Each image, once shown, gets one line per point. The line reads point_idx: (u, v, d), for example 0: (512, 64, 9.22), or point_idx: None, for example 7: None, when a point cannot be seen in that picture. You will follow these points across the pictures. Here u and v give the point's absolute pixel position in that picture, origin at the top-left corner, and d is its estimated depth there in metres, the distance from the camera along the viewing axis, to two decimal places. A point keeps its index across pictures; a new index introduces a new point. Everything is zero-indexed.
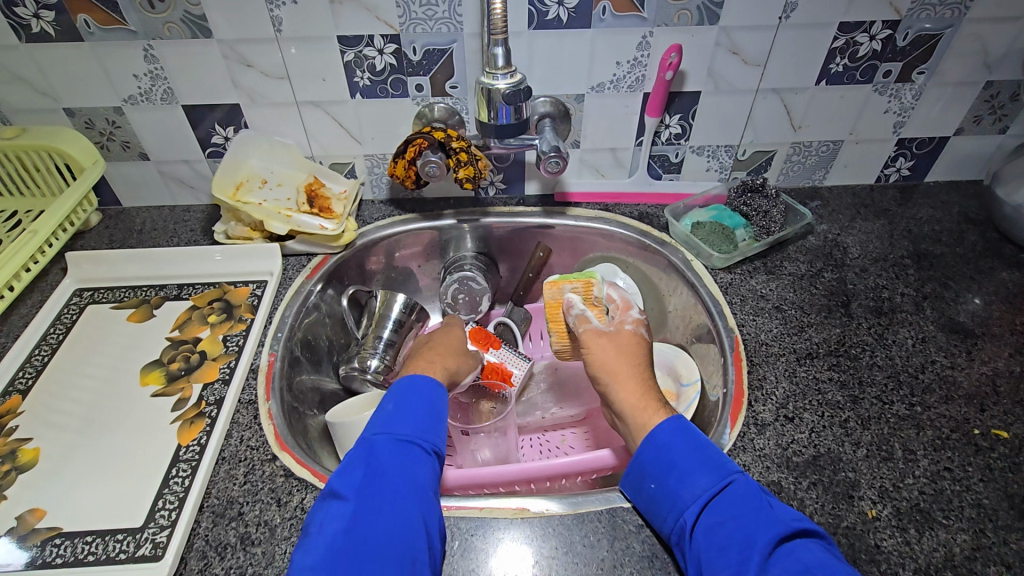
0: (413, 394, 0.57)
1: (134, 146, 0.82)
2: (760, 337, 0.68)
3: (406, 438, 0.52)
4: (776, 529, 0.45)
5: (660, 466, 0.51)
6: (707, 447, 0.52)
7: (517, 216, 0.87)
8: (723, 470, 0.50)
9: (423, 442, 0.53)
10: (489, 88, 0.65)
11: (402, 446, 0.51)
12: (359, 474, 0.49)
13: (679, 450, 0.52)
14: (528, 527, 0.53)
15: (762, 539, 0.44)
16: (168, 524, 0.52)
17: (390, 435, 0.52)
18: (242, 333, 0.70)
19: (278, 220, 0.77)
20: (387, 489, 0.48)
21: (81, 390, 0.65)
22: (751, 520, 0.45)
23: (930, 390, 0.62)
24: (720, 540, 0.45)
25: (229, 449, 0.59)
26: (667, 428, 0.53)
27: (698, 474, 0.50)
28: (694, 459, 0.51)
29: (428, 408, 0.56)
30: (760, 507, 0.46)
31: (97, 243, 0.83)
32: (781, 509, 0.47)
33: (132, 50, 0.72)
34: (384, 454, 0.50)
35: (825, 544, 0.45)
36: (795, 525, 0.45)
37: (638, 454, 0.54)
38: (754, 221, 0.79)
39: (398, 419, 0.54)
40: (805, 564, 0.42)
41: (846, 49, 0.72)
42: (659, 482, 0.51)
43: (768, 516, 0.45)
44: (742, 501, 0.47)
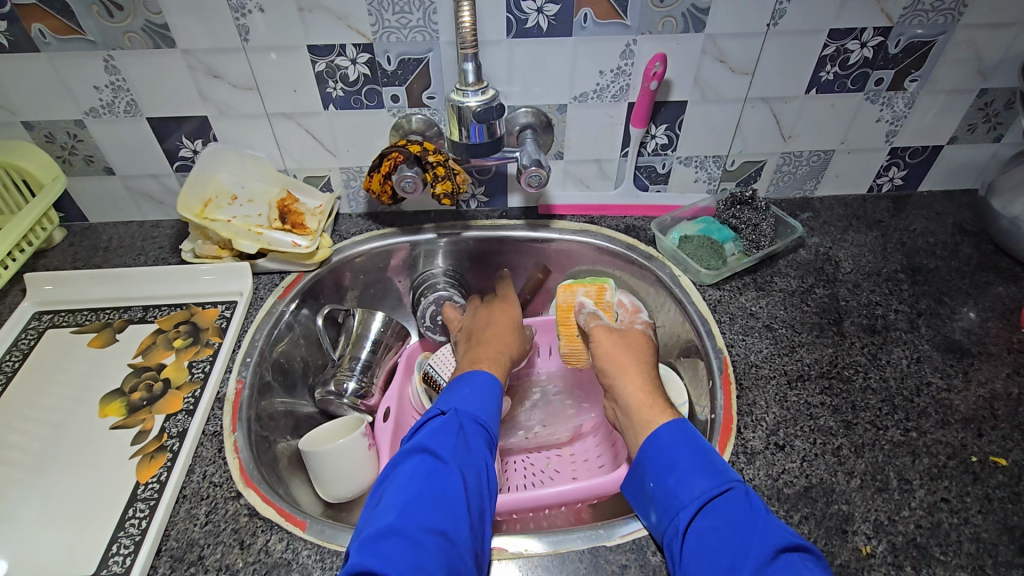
0: (478, 382, 0.60)
1: (98, 160, 0.79)
2: (750, 358, 0.66)
3: (480, 421, 0.56)
4: (772, 540, 0.44)
5: (660, 462, 0.52)
6: (708, 452, 0.52)
7: (499, 230, 0.84)
8: (722, 475, 0.49)
9: (490, 426, 0.57)
10: (459, 106, 0.62)
11: (476, 427, 0.55)
12: (450, 444, 0.52)
13: (687, 447, 0.52)
14: (506, 568, 0.50)
15: (755, 550, 0.43)
16: (122, 571, 0.49)
17: (470, 417, 0.56)
18: (209, 358, 0.67)
19: (248, 238, 0.73)
20: (469, 463, 0.51)
21: (37, 421, 0.62)
22: (745, 530, 0.45)
23: (926, 413, 0.59)
24: (713, 543, 0.45)
25: (191, 486, 0.55)
26: (671, 430, 0.54)
27: (696, 477, 0.49)
28: (694, 460, 0.51)
29: (494, 395, 0.60)
30: (757, 515, 0.46)
31: (60, 261, 0.80)
32: (778, 522, 0.46)
33: (91, 61, 0.68)
34: (466, 431, 0.54)
35: (819, 562, 0.44)
36: (791, 539, 0.44)
37: (642, 451, 0.54)
38: (743, 235, 0.76)
39: (472, 403, 0.58)
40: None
41: (836, 57, 0.70)
42: (656, 481, 0.52)
43: (765, 526, 0.45)
44: (737, 509, 0.46)
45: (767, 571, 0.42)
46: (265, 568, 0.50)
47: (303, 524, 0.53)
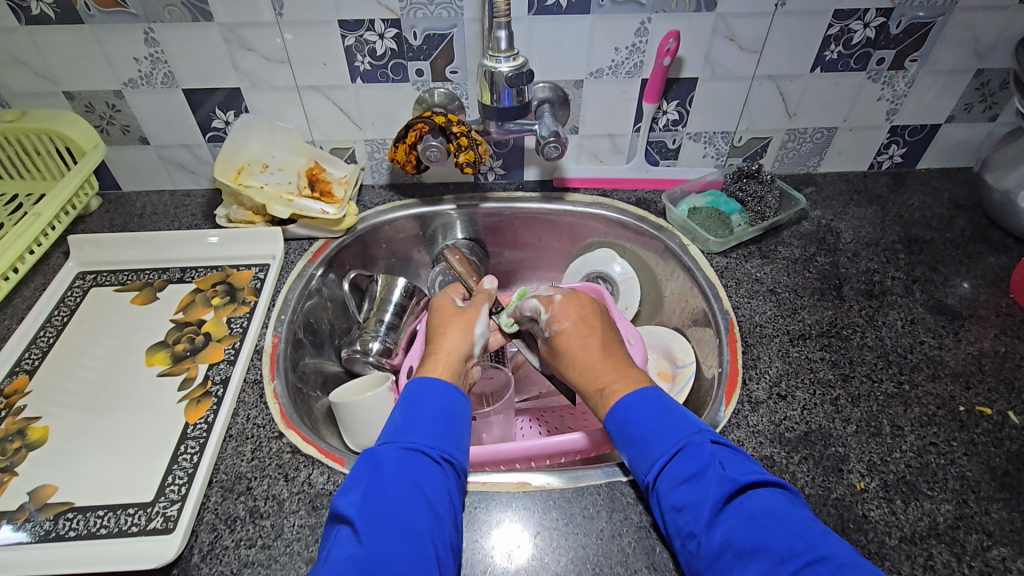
0: (422, 402, 0.53)
1: (134, 130, 0.82)
2: (754, 318, 0.70)
3: (413, 448, 0.49)
4: (727, 487, 0.45)
5: (622, 433, 0.52)
6: (669, 410, 0.52)
7: (515, 202, 0.88)
8: (679, 433, 0.50)
9: (431, 450, 0.49)
10: (492, 71, 0.66)
11: (409, 457, 0.48)
12: (360, 497, 0.45)
13: (644, 412, 0.52)
14: (529, 500, 0.55)
15: (712, 497, 0.45)
16: (178, 498, 0.54)
17: (403, 445, 0.49)
18: (246, 315, 0.72)
19: (280, 204, 0.77)
20: (388, 511, 0.44)
21: (86, 370, 0.66)
22: (701, 480, 0.46)
23: (918, 368, 0.64)
24: (677, 501, 0.47)
25: (237, 426, 0.60)
26: (630, 398, 0.53)
27: (653, 442, 0.50)
28: (652, 425, 0.51)
29: (439, 412, 0.53)
30: (710, 466, 0.47)
31: (99, 227, 0.84)
32: (735, 464, 0.47)
33: (133, 33, 0.72)
34: (391, 468, 0.47)
35: (782, 490, 0.46)
36: (745, 479, 0.46)
37: (605, 421, 0.54)
38: (749, 206, 0.80)
39: (408, 429, 0.50)
40: (753, 513, 0.43)
41: (840, 37, 0.74)
42: (625, 450, 0.52)
43: (719, 476, 0.46)
44: (694, 461, 0.48)
45: (722, 522, 0.44)
46: (309, 497, 0.54)
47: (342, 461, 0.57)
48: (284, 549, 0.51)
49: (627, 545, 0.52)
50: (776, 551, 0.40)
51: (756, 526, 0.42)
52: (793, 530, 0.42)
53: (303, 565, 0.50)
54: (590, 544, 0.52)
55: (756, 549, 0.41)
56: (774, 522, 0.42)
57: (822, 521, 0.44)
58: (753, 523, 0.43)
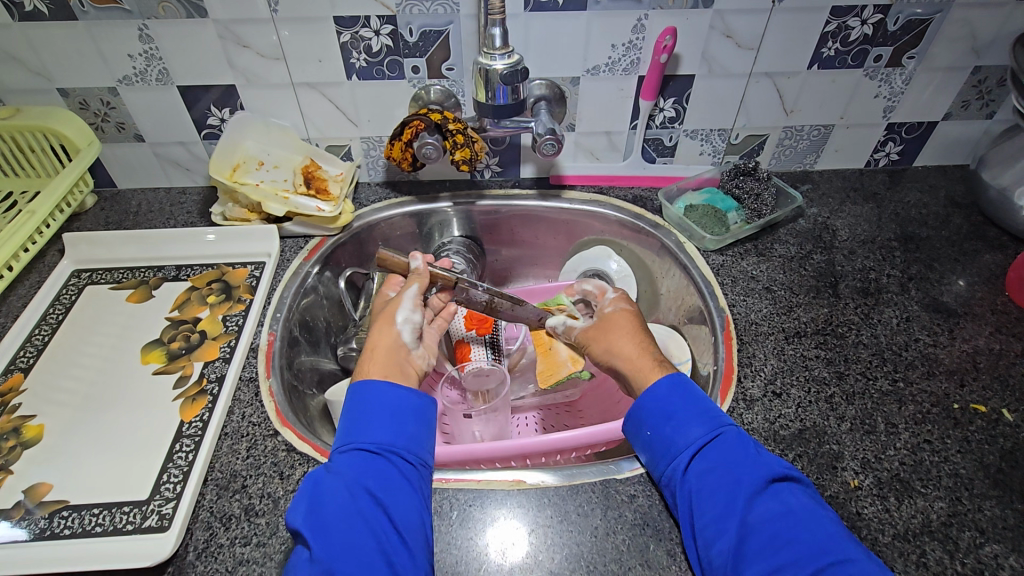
0: (361, 400, 0.53)
1: (129, 127, 0.82)
2: (750, 316, 0.70)
3: (356, 450, 0.49)
4: (765, 473, 0.48)
5: (660, 412, 0.53)
6: (704, 398, 0.54)
7: (512, 199, 0.88)
8: (716, 419, 0.52)
9: (371, 448, 0.49)
10: (487, 68, 0.65)
11: (350, 461, 0.49)
12: (306, 509, 0.46)
13: (682, 397, 0.53)
14: (525, 498, 0.55)
15: (751, 482, 0.47)
16: (173, 496, 0.54)
17: (345, 449, 0.50)
18: (241, 313, 0.71)
19: (276, 202, 0.77)
20: (332, 520, 0.45)
21: (81, 368, 0.66)
22: (741, 466, 0.48)
23: (913, 366, 0.64)
24: (712, 483, 0.48)
25: (232, 425, 0.60)
26: (668, 381, 0.55)
27: (690, 424, 0.51)
28: (690, 408, 0.52)
29: (380, 407, 0.52)
30: (750, 454, 0.49)
31: (94, 225, 0.84)
32: (768, 456, 0.50)
33: (127, 30, 0.71)
34: (332, 475, 0.47)
35: (804, 487, 0.49)
36: (781, 471, 0.48)
37: (637, 401, 0.55)
38: (746, 204, 0.80)
39: (349, 433, 0.51)
40: (790, 505, 0.46)
41: (837, 33, 0.73)
42: (654, 429, 0.53)
43: (757, 462, 0.48)
44: (732, 447, 0.49)
45: (757, 506, 0.46)
46: None
47: None
48: (278, 547, 0.51)
49: (621, 542, 0.52)
50: (816, 541, 0.43)
51: (794, 516, 0.45)
52: (827, 524, 0.45)
53: None
54: (584, 542, 0.52)
55: (792, 538, 0.44)
56: (809, 515, 0.45)
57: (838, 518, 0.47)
58: (789, 513, 0.45)
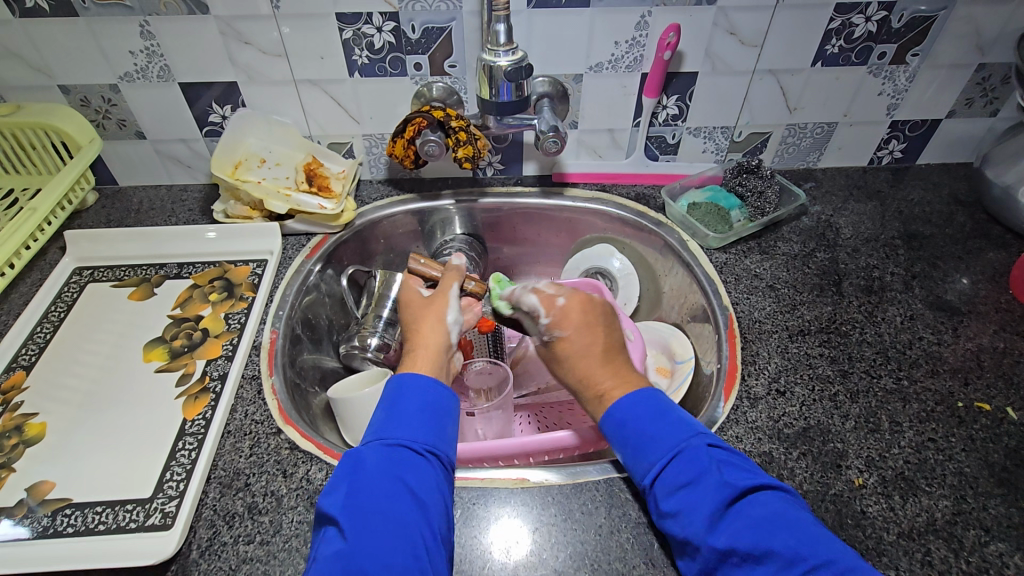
0: (404, 396, 0.52)
1: (130, 124, 0.82)
2: (754, 314, 0.70)
3: (397, 444, 0.49)
4: (725, 492, 0.46)
5: (621, 437, 0.52)
6: (666, 413, 0.52)
7: (514, 197, 0.88)
8: (675, 436, 0.50)
9: (414, 444, 0.49)
10: (491, 65, 0.65)
11: (391, 453, 0.48)
12: (344, 496, 0.45)
13: (640, 417, 0.52)
14: (528, 496, 0.55)
15: (710, 502, 0.45)
16: (176, 494, 0.54)
17: (383, 441, 0.49)
18: (244, 311, 0.71)
19: (278, 199, 0.77)
20: (371, 509, 0.44)
21: (83, 365, 0.66)
22: (699, 484, 0.47)
23: (917, 364, 0.64)
24: (674, 505, 0.47)
25: (235, 423, 0.60)
26: (624, 403, 0.53)
27: (652, 445, 0.50)
28: (648, 428, 0.51)
29: (422, 405, 0.52)
30: (708, 471, 0.47)
31: (95, 222, 0.84)
32: (733, 468, 0.48)
33: (128, 26, 0.71)
34: (373, 466, 0.47)
35: (779, 494, 0.46)
36: (745, 483, 0.46)
37: (601, 425, 0.55)
38: (749, 202, 0.80)
39: (388, 425, 0.50)
40: (753, 518, 0.44)
41: (841, 31, 0.73)
42: (621, 452, 0.53)
43: (716, 480, 0.46)
44: (690, 465, 0.48)
45: (719, 526, 0.44)
46: (308, 493, 0.54)
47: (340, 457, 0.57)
48: (282, 545, 0.51)
49: (625, 541, 0.52)
50: (779, 555, 0.41)
51: (756, 532, 0.43)
52: (794, 535, 0.42)
53: (302, 561, 0.50)
54: (588, 540, 0.52)
55: (755, 558, 0.42)
56: (776, 526, 0.43)
57: (820, 524, 0.44)
58: (751, 528, 0.43)
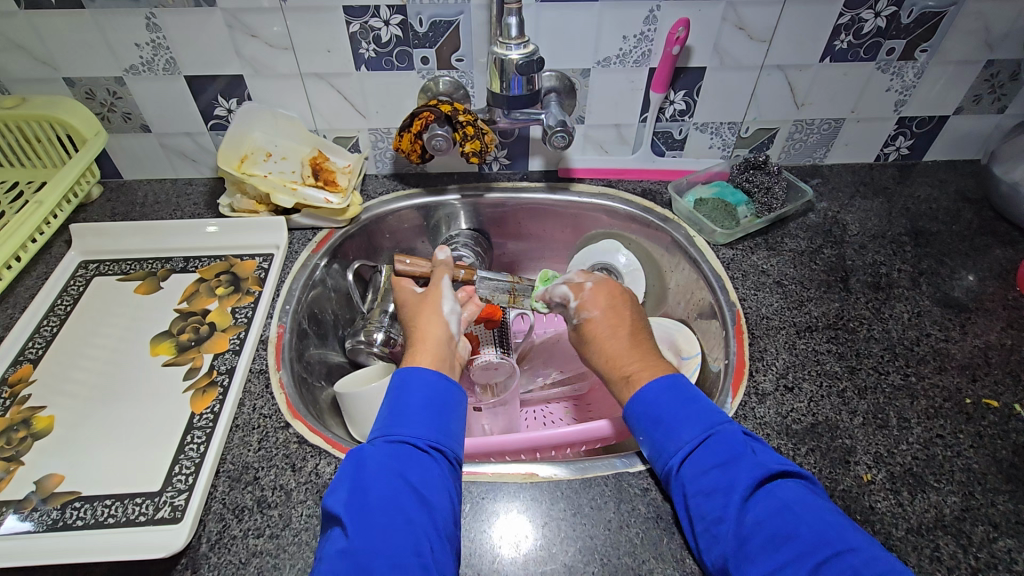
0: (406, 391, 0.52)
1: (136, 117, 0.81)
2: (761, 310, 0.70)
3: (400, 441, 0.49)
4: (758, 472, 0.46)
5: (649, 417, 0.52)
6: (697, 399, 0.53)
7: (520, 192, 0.87)
8: (707, 421, 0.51)
9: (417, 441, 0.49)
10: (502, 58, 0.65)
11: (394, 451, 0.48)
12: (347, 494, 0.46)
13: (674, 399, 0.53)
14: (537, 491, 0.55)
15: (744, 482, 0.46)
16: (185, 488, 0.54)
17: (388, 439, 0.49)
18: (250, 305, 0.71)
19: (284, 193, 0.77)
20: (373, 506, 0.45)
21: (89, 359, 0.65)
22: (733, 466, 0.47)
23: (925, 360, 0.64)
24: (705, 485, 0.47)
25: (243, 417, 0.60)
26: (658, 385, 0.54)
27: (682, 426, 0.51)
28: (681, 412, 0.51)
29: (425, 401, 0.52)
30: (743, 452, 0.48)
31: (100, 215, 0.83)
32: (764, 454, 0.48)
33: (134, 19, 0.71)
34: (376, 464, 0.47)
35: (806, 482, 0.47)
36: (776, 467, 0.47)
37: (628, 407, 0.54)
38: (756, 198, 0.80)
39: (392, 421, 0.50)
40: (783, 499, 0.44)
41: (851, 26, 0.73)
42: (647, 434, 0.53)
43: (750, 461, 0.47)
44: (725, 447, 0.48)
45: (751, 507, 0.45)
46: (317, 487, 0.54)
47: (348, 451, 0.57)
48: (292, 539, 0.51)
49: (634, 536, 0.52)
50: (808, 537, 0.42)
51: (788, 513, 0.43)
52: (822, 519, 0.43)
53: (311, 555, 0.50)
54: (597, 535, 0.52)
55: (786, 536, 0.42)
56: (802, 510, 0.43)
57: (841, 513, 0.45)
58: (781, 509, 0.44)
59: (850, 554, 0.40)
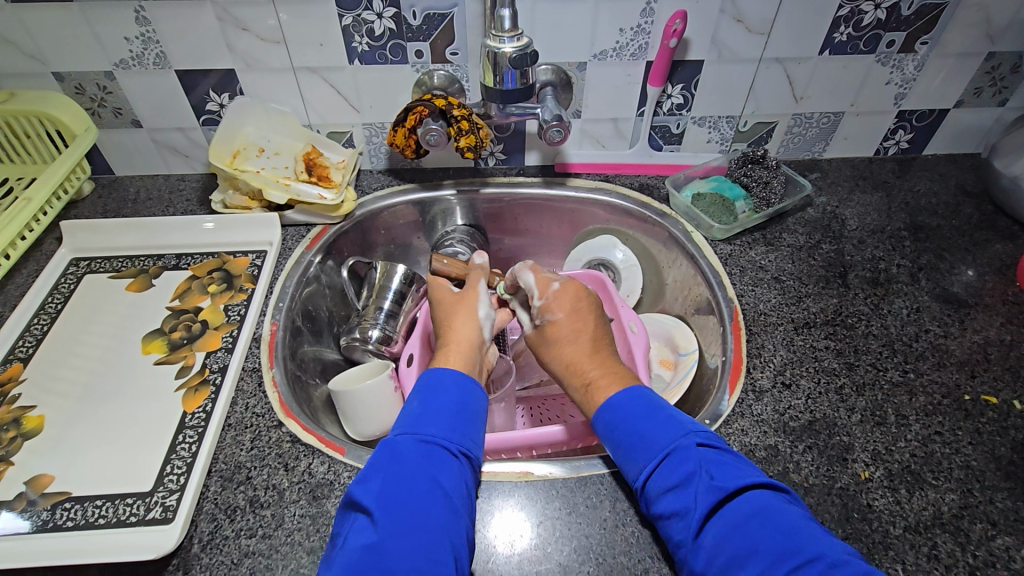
0: (439, 392, 0.53)
1: (126, 113, 0.80)
2: (759, 306, 0.69)
3: (433, 441, 0.48)
4: (714, 489, 0.45)
5: (611, 438, 0.52)
6: (653, 414, 0.52)
7: (516, 187, 0.87)
8: (665, 436, 0.50)
9: (450, 444, 0.49)
10: (496, 52, 0.64)
11: (430, 450, 0.48)
12: (379, 485, 0.45)
13: (629, 416, 0.52)
14: (532, 490, 0.54)
15: (700, 503, 0.45)
16: (177, 488, 0.53)
17: (420, 437, 0.48)
18: (243, 303, 0.70)
19: (277, 189, 0.76)
20: (406, 502, 0.44)
21: (81, 358, 0.65)
22: (688, 486, 0.46)
23: (923, 357, 0.64)
24: (666, 508, 0.47)
25: (235, 416, 0.59)
26: (615, 402, 0.54)
27: (641, 447, 0.50)
28: (637, 429, 0.51)
29: (458, 405, 0.52)
30: (699, 471, 0.46)
31: (92, 212, 0.83)
32: (726, 465, 0.47)
33: (123, 12, 0.70)
34: (411, 460, 0.47)
35: (775, 491, 0.46)
36: (733, 481, 0.45)
37: (595, 419, 0.54)
38: (754, 193, 0.79)
39: (425, 420, 0.50)
40: (743, 517, 0.43)
41: (850, 18, 0.72)
42: (614, 451, 0.52)
43: (706, 479, 0.46)
44: (682, 465, 0.47)
45: (711, 523, 0.44)
46: (310, 487, 0.54)
47: (342, 450, 0.57)
48: (285, 539, 0.50)
49: (630, 535, 0.51)
50: (768, 554, 0.40)
51: (745, 530, 0.42)
52: (782, 534, 0.41)
53: (304, 555, 0.49)
54: (593, 534, 0.51)
55: (747, 553, 0.41)
56: (763, 525, 0.42)
57: (811, 521, 0.43)
58: (739, 526, 0.42)
59: (818, 564, 0.39)
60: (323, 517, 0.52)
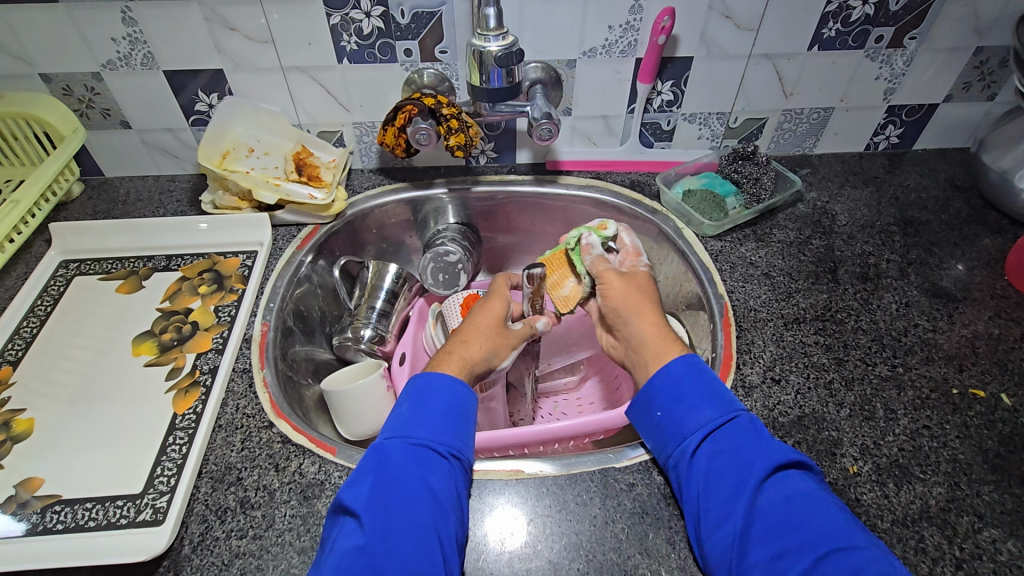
0: (431, 394, 0.53)
1: (115, 114, 0.80)
2: (749, 302, 0.69)
3: (420, 443, 0.49)
4: (776, 458, 0.47)
5: (672, 392, 0.53)
6: (717, 383, 0.53)
7: (508, 185, 0.87)
8: (727, 405, 0.51)
9: (438, 446, 0.49)
10: (481, 50, 0.64)
11: (416, 453, 0.48)
12: (369, 488, 0.45)
13: (692, 381, 0.53)
14: (523, 488, 0.54)
15: (763, 466, 0.46)
16: (167, 489, 0.53)
17: (406, 440, 0.49)
18: (234, 303, 0.70)
19: (266, 189, 0.76)
20: (395, 504, 0.44)
21: (72, 360, 0.65)
22: (753, 450, 0.47)
23: (912, 351, 0.64)
24: (722, 466, 0.47)
25: (226, 417, 0.59)
26: (682, 362, 0.54)
27: (703, 406, 0.51)
28: (701, 390, 0.52)
29: (448, 407, 0.52)
30: (762, 439, 0.48)
31: (81, 214, 0.82)
32: (781, 442, 0.49)
33: (110, 13, 0.69)
34: (399, 464, 0.47)
35: (814, 477, 0.48)
36: (793, 456, 0.47)
37: (649, 381, 0.55)
38: (744, 188, 0.79)
39: (414, 423, 0.50)
40: (799, 491, 0.45)
41: (838, 13, 0.72)
42: (668, 408, 0.53)
43: (769, 447, 0.48)
44: (742, 433, 0.49)
45: (767, 487, 0.45)
46: (300, 487, 0.54)
47: (333, 450, 0.57)
48: (275, 539, 0.50)
49: (619, 531, 0.52)
50: (821, 529, 0.42)
51: (801, 503, 0.44)
52: (835, 514, 0.43)
53: (295, 555, 0.49)
54: (583, 531, 0.52)
55: (799, 524, 0.42)
56: (818, 502, 0.44)
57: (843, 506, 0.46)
58: (795, 498, 0.44)
59: (865, 549, 0.41)
60: (313, 517, 0.52)
